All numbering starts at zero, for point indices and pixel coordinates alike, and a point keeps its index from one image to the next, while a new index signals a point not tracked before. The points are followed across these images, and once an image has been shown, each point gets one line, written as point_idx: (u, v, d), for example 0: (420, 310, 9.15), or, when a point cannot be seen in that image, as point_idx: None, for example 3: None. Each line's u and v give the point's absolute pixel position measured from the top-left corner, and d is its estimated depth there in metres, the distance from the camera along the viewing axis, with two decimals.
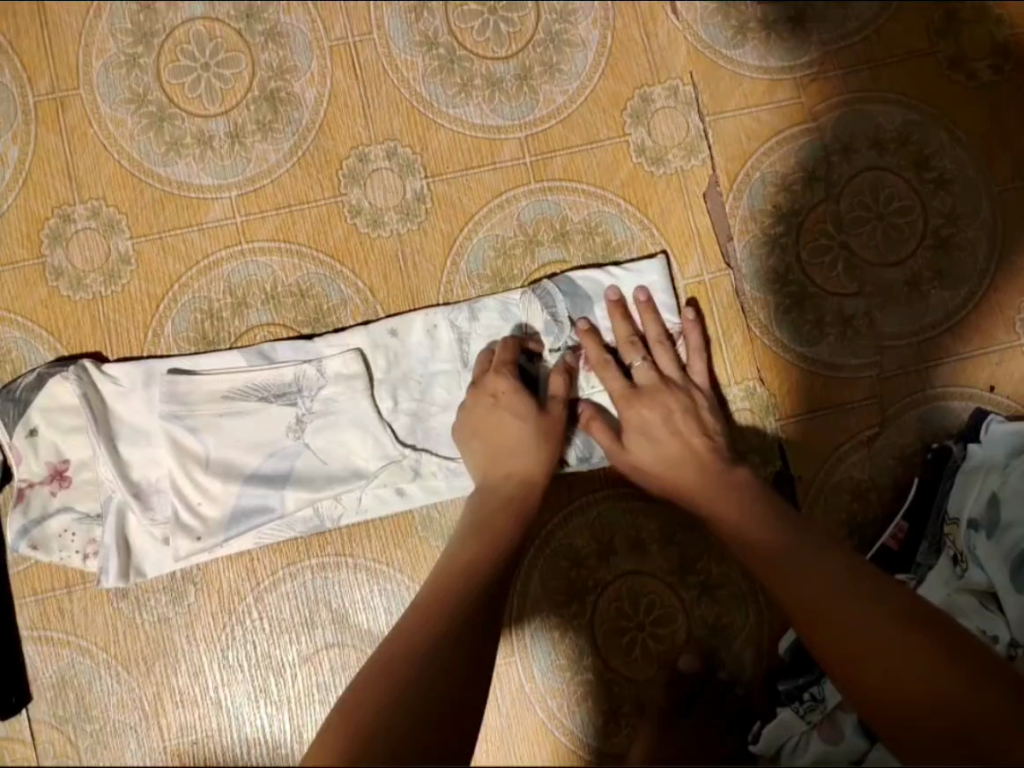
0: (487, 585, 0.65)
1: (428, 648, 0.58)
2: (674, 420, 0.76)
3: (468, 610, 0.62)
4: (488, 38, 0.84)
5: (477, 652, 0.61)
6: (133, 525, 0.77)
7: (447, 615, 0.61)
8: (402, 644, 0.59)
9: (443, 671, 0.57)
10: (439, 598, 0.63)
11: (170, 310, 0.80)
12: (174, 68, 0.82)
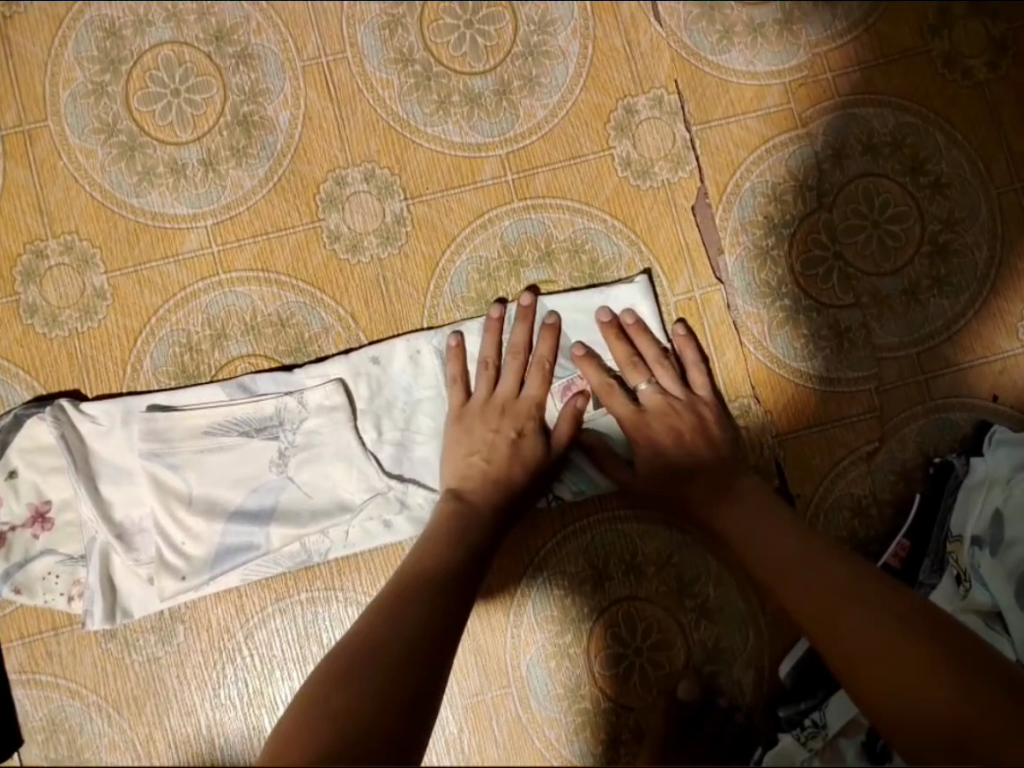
0: (444, 593, 0.62)
1: (389, 659, 0.54)
2: (685, 442, 0.74)
3: (423, 619, 0.59)
4: (464, 52, 0.81)
5: (438, 649, 0.57)
6: (117, 566, 0.75)
7: (406, 625, 0.58)
8: (358, 654, 0.55)
9: (405, 683, 0.53)
10: (395, 607, 0.60)
11: (149, 344, 0.78)
12: (143, 95, 0.80)
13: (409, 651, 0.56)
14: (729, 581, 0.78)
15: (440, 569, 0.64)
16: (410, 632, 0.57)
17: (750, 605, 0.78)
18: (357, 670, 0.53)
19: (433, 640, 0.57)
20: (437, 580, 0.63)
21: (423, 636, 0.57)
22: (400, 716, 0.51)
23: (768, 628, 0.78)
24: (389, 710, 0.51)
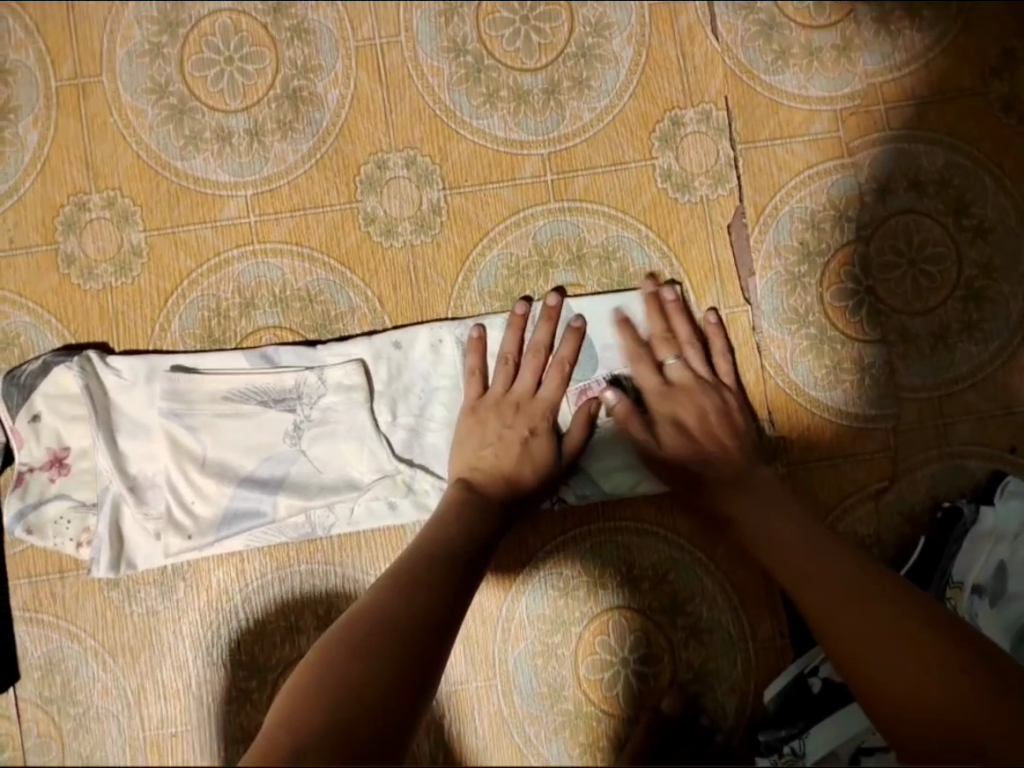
0: (454, 572, 0.63)
1: (394, 631, 0.56)
2: (707, 423, 0.75)
3: (431, 595, 0.60)
4: (518, 48, 0.81)
5: (443, 628, 0.58)
6: (127, 518, 0.77)
7: (414, 598, 0.59)
8: (366, 622, 0.56)
9: (409, 655, 0.54)
10: (405, 581, 0.61)
11: (179, 306, 0.80)
12: (198, 60, 0.81)
13: (416, 625, 0.57)
14: (723, 602, 0.78)
15: (452, 548, 0.65)
16: (417, 606, 0.58)
17: (741, 628, 0.78)
18: (362, 639, 0.55)
19: (440, 615, 0.59)
20: (450, 558, 0.64)
21: (431, 612, 0.58)
22: (402, 689, 0.52)
23: (756, 654, 0.78)
24: (391, 682, 0.52)
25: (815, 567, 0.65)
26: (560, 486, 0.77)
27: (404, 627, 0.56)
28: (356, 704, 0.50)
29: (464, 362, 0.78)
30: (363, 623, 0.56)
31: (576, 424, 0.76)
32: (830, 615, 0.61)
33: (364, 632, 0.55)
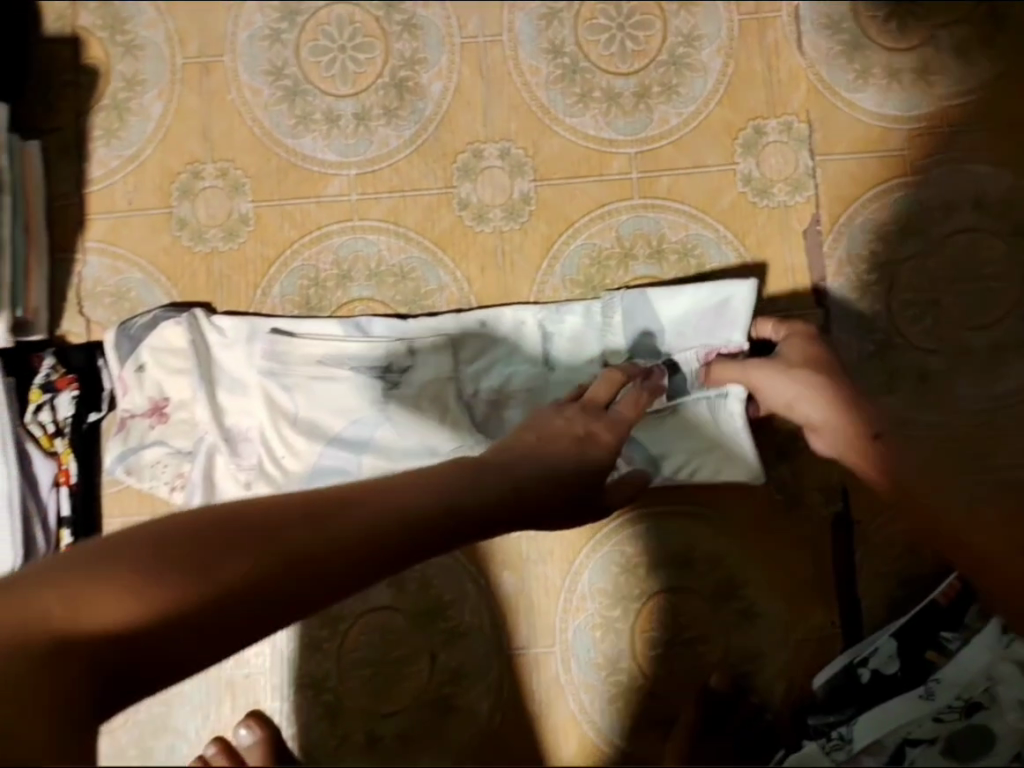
0: (400, 527, 0.44)
1: (254, 580, 0.38)
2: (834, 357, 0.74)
3: (344, 532, 0.42)
4: (613, 52, 0.86)
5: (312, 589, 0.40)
6: (219, 468, 0.82)
7: (299, 532, 0.40)
8: (235, 525, 0.40)
9: (241, 615, 0.38)
10: (333, 512, 0.42)
11: (280, 273, 0.85)
12: (313, 46, 0.86)
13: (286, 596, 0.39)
14: (777, 590, 0.82)
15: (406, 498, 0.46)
16: (311, 574, 0.40)
17: (792, 616, 0.81)
18: (207, 565, 0.38)
19: (317, 572, 0.40)
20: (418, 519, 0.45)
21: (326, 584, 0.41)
22: (207, 639, 0.37)
23: (806, 641, 0.81)
24: (206, 616, 0.37)
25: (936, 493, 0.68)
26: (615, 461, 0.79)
27: (266, 583, 0.39)
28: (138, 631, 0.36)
29: (560, 362, 0.82)
30: (233, 535, 0.39)
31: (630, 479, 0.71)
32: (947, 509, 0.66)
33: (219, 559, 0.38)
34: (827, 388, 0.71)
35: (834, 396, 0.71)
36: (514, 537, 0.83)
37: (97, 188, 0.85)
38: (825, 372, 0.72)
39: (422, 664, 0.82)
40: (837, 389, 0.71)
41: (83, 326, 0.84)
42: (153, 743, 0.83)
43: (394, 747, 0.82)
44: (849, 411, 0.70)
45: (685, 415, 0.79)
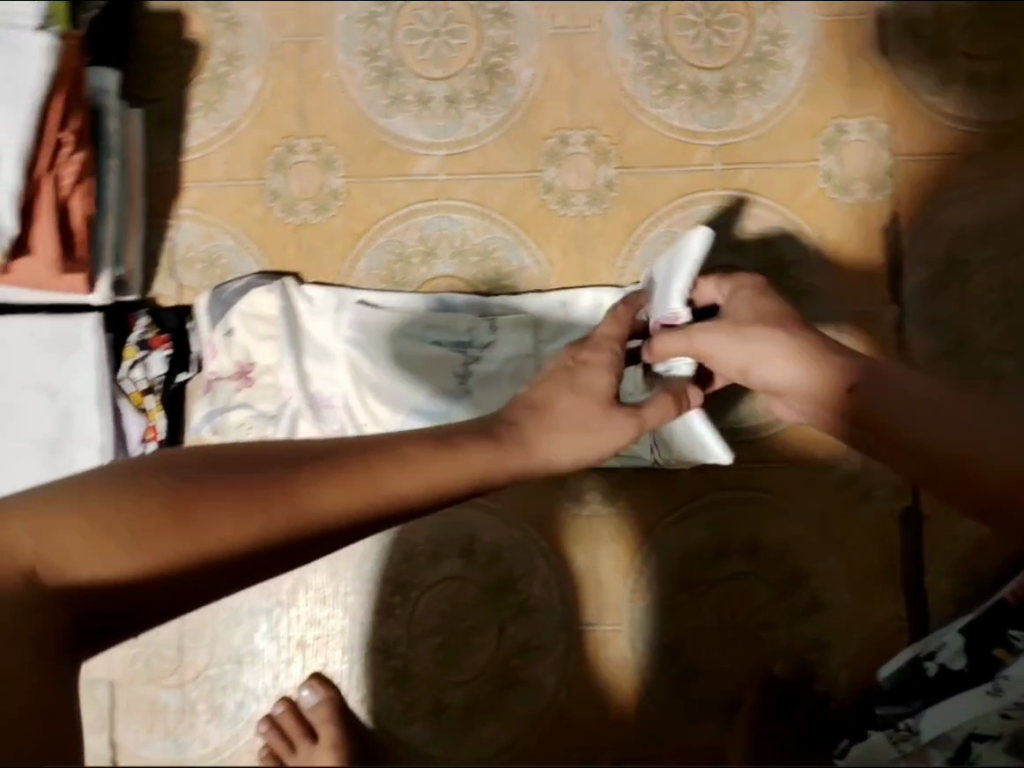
0: (337, 515, 0.45)
1: (217, 550, 0.42)
2: (755, 307, 0.66)
3: (279, 520, 0.44)
4: (699, 48, 0.87)
5: (252, 562, 0.44)
6: (302, 434, 0.84)
7: (235, 515, 0.43)
8: (175, 505, 0.42)
9: (196, 582, 0.43)
10: (273, 498, 0.44)
11: (367, 247, 0.87)
12: (408, 30, 0.88)
13: (245, 563, 0.44)
14: (847, 582, 0.83)
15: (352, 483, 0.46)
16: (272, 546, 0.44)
17: (862, 609, 0.82)
18: (174, 528, 0.42)
19: (256, 552, 0.43)
20: (392, 502, 0.47)
21: (281, 555, 0.45)
22: (161, 599, 0.43)
23: (873, 635, 0.82)
24: (151, 582, 0.42)
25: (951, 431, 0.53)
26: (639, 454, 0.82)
27: (228, 554, 0.43)
28: (115, 578, 0.41)
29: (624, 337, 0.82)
30: (207, 497, 0.43)
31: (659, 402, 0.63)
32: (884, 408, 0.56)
33: (188, 522, 0.42)
34: (781, 345, 0.61)
35: (795, 353, 0.60)
36: (586, 515, 0.85)
37: (194, 158, 0.88)
38: (772, 325, 0.63)
39: (489, 637, 0.85)
40: (796, 344, 0.61)
41: (175, 289, 0.87)
42: (221, 699, 0.86)
43: (459, 716, 0.84)
44: (809, 369, 0.60)
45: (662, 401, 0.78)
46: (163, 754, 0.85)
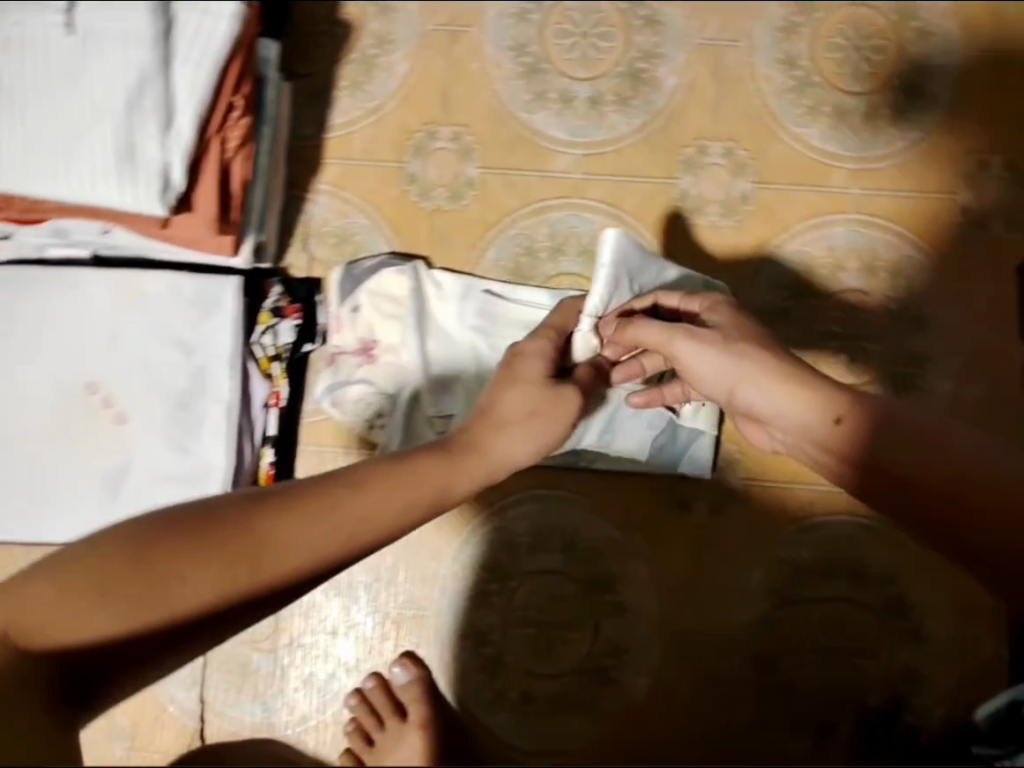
0: (307, 567, 0.54)
1: (209, 599, 0.52)
2: (741, 328, 0.64)
3: (255, 583, 0.53)
4: (847, 72, 0.87)
5: (244, 610, 0.54)
6: (418, 412, 0.84)
7: (215, 581, 0.52)
8: (160, 579, 0.51)
9: (201, 632, 0.54)
10: (240, 563, 0.52)
11: (497, 238, 0.89)
12: (557, 29, 0.89)
13: (236, 606, 0.53)
14: (946, 614, 0.85)
15: (314, 535, 0.54)
16: (254, 591, 0.53)
17: (960, 645, 0.84)
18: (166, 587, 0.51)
19: (243, 604, 0.53)
20: (357, 531, 0.56)
21: (267, 595, 0.54)
22: (173, 648, 0.54)
23: (969, 671, 0.84)
24: (161, 641, 0.53)
25: (953, 469, 0.55)
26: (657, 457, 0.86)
27: (218, 609, 0.53)
28: (133, 634, 0.51)
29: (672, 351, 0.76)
30: (178, 557, 0.51)
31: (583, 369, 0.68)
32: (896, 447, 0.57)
33: (173, 579, 0.51)
34: (770, 369, 0.60)
35: (787, 383, 0.60)
36: (694, 523, 0.87)
37: (336, 136, 0.90)
38: (768, 351, 0.61)
39: (585, 633, 0.86)
40: (787, 370, 0.60)
41: (306, 262, 0.89)
42: (312, 668, 0.87)
43: (547, 708, 0.86)
44: (807, 400, 0.59)
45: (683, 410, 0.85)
46: (251, 717, 0.87)
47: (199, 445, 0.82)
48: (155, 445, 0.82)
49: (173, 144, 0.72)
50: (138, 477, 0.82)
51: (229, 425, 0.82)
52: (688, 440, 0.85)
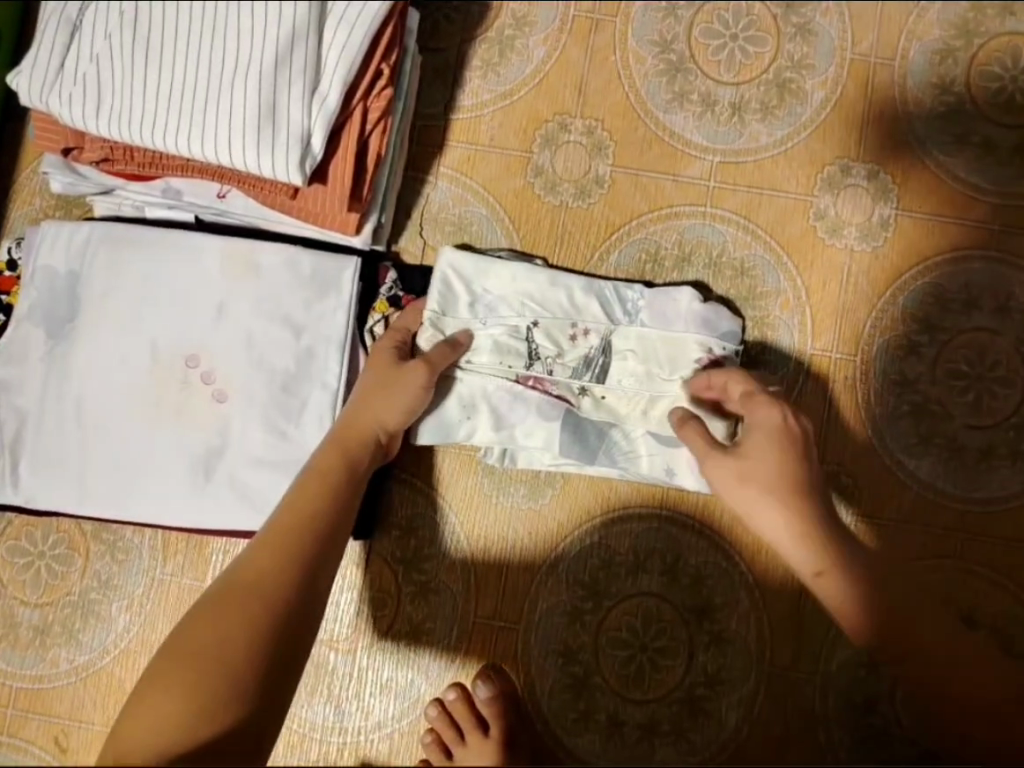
0: (298, 558, 0.66)
1: (250, 638, 0.61)
2: (782, 459, 0.70)
3: (274, 596, 0.64)
4: (1000, 103, 0.84)
5: (290, 628, 0.63)
6: (484, 408, 0.80)
7: (244, 616, 0.62)
8: (211, 644, 0.61)
9: (281, 671, 0.62)
10: (247, 589, 0.63)
11: (622, 241, 0.84)
12: (706, 28, 0.85)
13: (272, 638, 0.62)
14: None
15: (283, 539, 0.66)
16: (275, 608, 0.63)
17: None
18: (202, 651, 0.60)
19: (278, 619, 0.63)
20: (310, 520, 0.68)
21: (279, 624, 0.63)
22: (268, 708, 0.61)
23: None
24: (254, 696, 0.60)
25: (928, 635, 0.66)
26: (624, 461, 0.80)
27: (269, 638, 0.62)
28: (224, 713, 0.58)
29: (535, 339, 0.80)
30: (202, 629, 0.61)
31: (435, 347, 0.77)
32: (901, 600, 0.67)
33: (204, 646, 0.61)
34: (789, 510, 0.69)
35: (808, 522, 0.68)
36: None
37: (464, 117, 0.85)
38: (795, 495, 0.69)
39: (680, 660, 0.82)
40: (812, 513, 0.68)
41: (420, 247, 0.84)
42: (391, 673, 0.83)
43: (634, 735, 0.82)
44: (814, 540, 0.67)
45: (631, 411, 0.80)
46: (323, 719, 0.83)
47: (299, 430, 0.77)
48: (252, 425, 0.76)
49: (317, 110, 0.68)
50: (232, 458, 0.76)
51: (333, 411, 0.77)
52: (599, 437, 0.80)
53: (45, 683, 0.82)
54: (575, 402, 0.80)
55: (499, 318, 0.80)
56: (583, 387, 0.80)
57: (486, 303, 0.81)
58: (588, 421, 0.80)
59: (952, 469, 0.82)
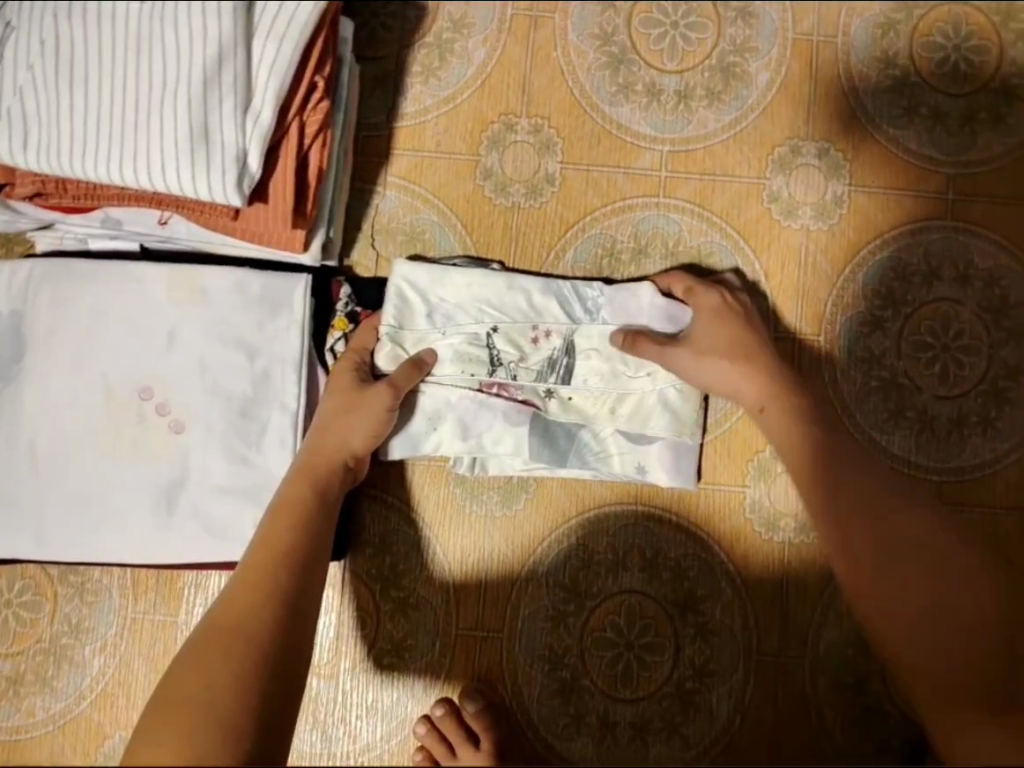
0: (278, 596, 0.65)
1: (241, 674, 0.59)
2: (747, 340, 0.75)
3: (260, 634, 0.62)
4: (945, 73, 0.83)
5: (280, 662, 0.61)
6: (449, 420, 0.79)
7: (231, 656, 0.59)
8: (199, 688, 0.57)
9: (278, 704, 0.59)
10: (231, 630, 0.61)
11: (577, 238, 0.83)
12: (646, 18, 0.84)
13: (264, 673, 0.60)
14: None
15: (259, 580, 0.65)
16: (263, 644, 0.61)
17: None
18: (193, 698, 0.56)
19: (266, 654, 0.61)
20: (286, 559, 0.67)
21: (268, 660, 0.61)
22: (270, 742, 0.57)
23: None
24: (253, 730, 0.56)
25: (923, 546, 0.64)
26: (595, 461, 0.79)
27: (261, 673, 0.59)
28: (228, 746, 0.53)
29: (496, 344, 0.79)
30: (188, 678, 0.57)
31: (399, 368, 0.77)
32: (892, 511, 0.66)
33: (195, 691, 0.56)
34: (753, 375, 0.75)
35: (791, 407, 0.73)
36: (778, 542, 0.82)
37: (409, 124, 0.84)
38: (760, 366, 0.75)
39: (667, 656, 0.81)
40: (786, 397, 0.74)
41: (372, 260, 0.83)
42: (376, 694, 0.82)
43: (626, 736, 0.81)
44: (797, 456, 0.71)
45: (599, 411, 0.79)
46: (310, 746, 0.81)
47: (261, 455, 0.75)
48: (213, 454, 0.75)
49: (251, 128, 0.66)
50: (194, 488, 0.74)
51: (296, 433, 0.75)
52: (569, 438, 0.79)
53: (22, 734, 0.79)
54: (542, 406, 0.79)
55: (458, 326, 0.79)
56: (549, 389, 0.79)
57: (444, 313, 0.79)
58: (556, 425, 0.79)
59: (925, 443, 0.81)
